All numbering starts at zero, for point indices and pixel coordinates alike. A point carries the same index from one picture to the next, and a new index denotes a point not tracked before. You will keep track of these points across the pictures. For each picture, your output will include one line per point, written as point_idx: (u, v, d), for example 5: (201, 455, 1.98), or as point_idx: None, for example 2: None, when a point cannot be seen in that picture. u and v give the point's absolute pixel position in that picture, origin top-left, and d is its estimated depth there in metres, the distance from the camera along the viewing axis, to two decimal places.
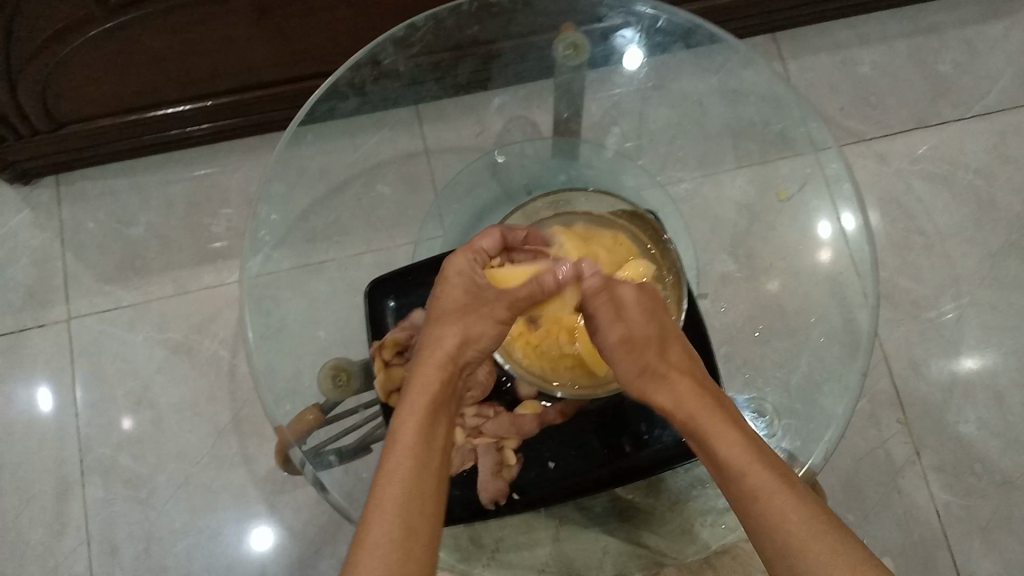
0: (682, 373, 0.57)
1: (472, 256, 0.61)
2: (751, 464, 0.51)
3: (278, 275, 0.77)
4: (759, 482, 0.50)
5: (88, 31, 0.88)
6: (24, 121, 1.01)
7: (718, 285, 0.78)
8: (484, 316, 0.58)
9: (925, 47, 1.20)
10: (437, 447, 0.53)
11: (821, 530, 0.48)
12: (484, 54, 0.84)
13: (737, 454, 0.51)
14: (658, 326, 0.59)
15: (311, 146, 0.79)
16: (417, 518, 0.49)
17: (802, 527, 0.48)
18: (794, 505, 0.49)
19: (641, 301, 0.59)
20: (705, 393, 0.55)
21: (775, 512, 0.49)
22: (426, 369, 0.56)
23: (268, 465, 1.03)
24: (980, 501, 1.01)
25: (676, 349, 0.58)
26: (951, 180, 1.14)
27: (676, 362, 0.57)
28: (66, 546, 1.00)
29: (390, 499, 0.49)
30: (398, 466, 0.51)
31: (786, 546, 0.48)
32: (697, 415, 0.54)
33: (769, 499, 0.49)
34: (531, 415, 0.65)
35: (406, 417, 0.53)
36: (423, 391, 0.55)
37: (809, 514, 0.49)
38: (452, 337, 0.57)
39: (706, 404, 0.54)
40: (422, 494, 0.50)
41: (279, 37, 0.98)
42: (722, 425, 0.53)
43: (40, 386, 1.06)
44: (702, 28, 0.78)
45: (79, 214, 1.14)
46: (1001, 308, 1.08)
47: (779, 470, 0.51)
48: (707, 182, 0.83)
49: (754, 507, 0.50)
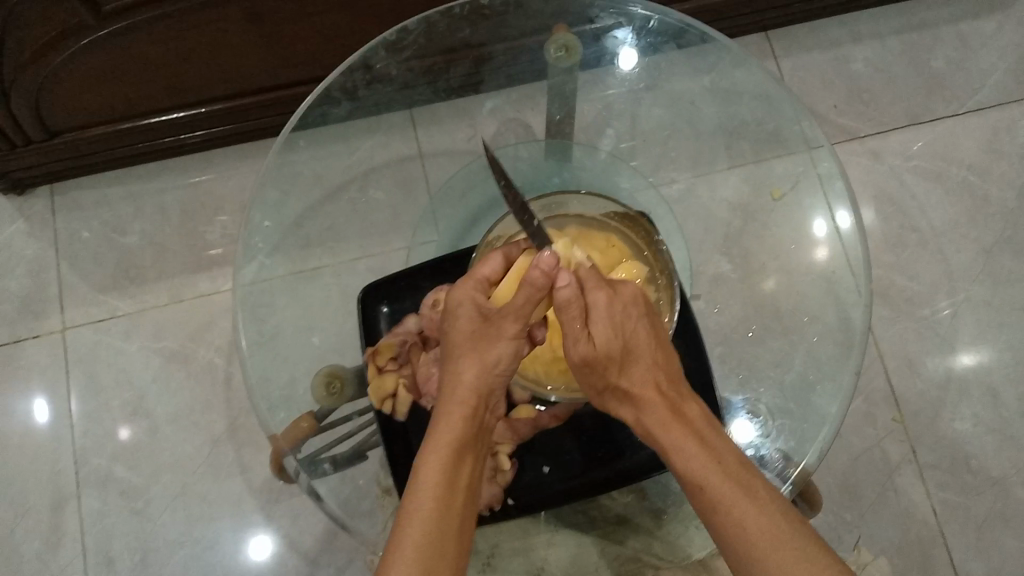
0: (648, 389, 0.56)
1: (472, 279, 0.58)
2: (711, 478, 0.52)
3: (272, 282, 0.76)
4: (718, 495, 0.52)
5: (79, 40, 0.88)
6: (17, 130, 1.01)
7: (711, 286, 0.79)
8: (501, 338, 0.55)
9: (917, 44, 1.20)
10: (460, 485, 0.53)
11: (781, 538, 0.50)
12: (476, 58, 0.83)
13: (698, 467, 0.53)
14: (630, 338, 0.56)
15: (305, 151, 0.80)
16: (439, 560, 0.50)
17: (761, 535, 0.50)
18: (756, 516, 0.51)
19: (606, 313, 0.55)
20: (665, 407, 0.56)
21: (738, 521, 0.51)
22: (449, 407, 0.55)
23: (265, 473, 1.03)
24: (978, 498, 1.01)
25: (642, 366, 0.57)
26: (944, 177, 1.14)
27: (639, 378, 0.57)
28: (62, 557, 1.00)
29: (411, 542, 0.50)
30: (419, 508, 0.51)
31: (746, 556, 0.50)
32: (659, 431, 0.55)
33: (730, 511, 0.51)
34: (524, 420, 0.64)
35: (428, 457, 0.53)
36: (450, 429, 0.54)
37: (770, 524, 0.50)
38: (473, 370, 0.56)
39: (666, 420, 0.55)
40: (441, 535, 0.51)
41: (271, 43, 0.98)
42: (684, 439, 0.54)
43: (36, 396, 1.06)
44: (694, 28, 0.77)
45: (72, 223, 1.13)
46: (996, 304, 1.08)
47: (740, 480, 0.52)
48: (700, 183, 0.86)
49: (715, 521, 0.52)
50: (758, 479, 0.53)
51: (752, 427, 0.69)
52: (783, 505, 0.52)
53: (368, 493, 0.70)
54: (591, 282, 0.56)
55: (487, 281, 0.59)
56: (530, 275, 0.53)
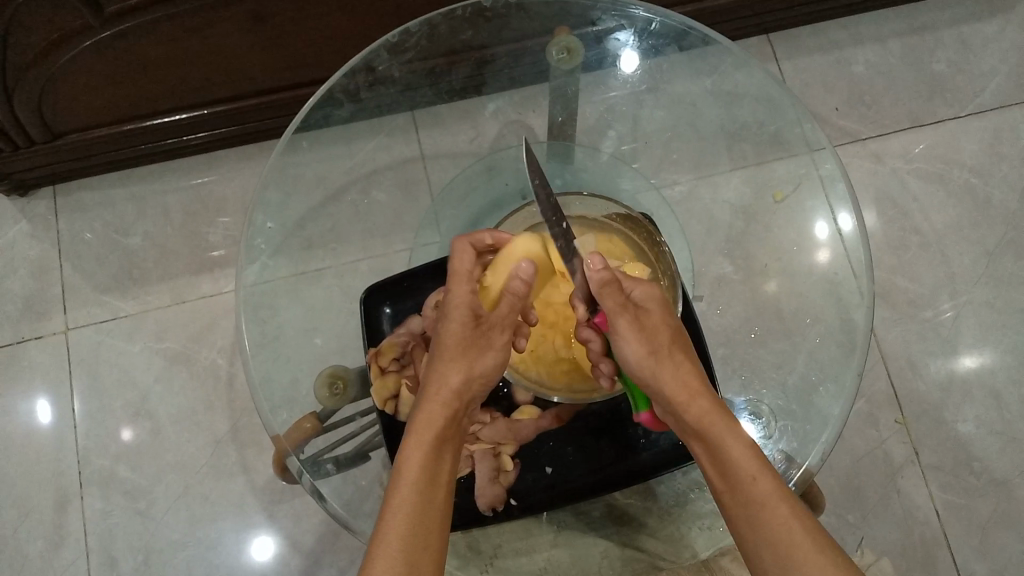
0: (692, 382, 0.56)
1: (464, 279, 0.59)
2: (759, 473, 0.52)
3: (274, 284, 0.77)
4: (764, 490, 0.52)
5: (82, 41, 0.88)
6: (20, 132, 1.01)
7: (713, 288, 0.81)
8: (491, 349, 0.58)
9: (919, 46, 1.20)
10: (443, 483, 0.53)
11: (818, 539, 0.50)
12: (478, 59, 0.85)
13: (742, 462, 0.53)
14: (674, 333, 0.58)
15: (308, 152, 0.80)
16: (422, 553, 0.49)
17: (797, 535, 0.50)
18: (797, 516, 0.50)
19: (653, 301, 0.58)
20: (715, 400, 0.56)
21: (776, 519, 0.50)
22: (434, 406, 0.55)
23: (267, 474, 1.03)
24: (980, 500, 1.01)
25: (684, 360, 0.57)
26: (946, 179, 1.14)
27: (684, 367, 0.57)
28: (65, 557, 1.00)
29: (395, 532, 0.49)
30: (403, 501, 0.51)
31: (783, 556, 0.49)
32: (704, 423, 0.55)
33: (774, 508, 0.51)
34: (528, 420, 0.66)
35: (411, 455, 0.53)
36: (434, 428, 0.54)
37: (809, 525, 0.50)
38: (460, 375, 0.57)
39: (716, 411, 0.55)
40: (424, 529, 0.50)
41: (274, 45, 0.98)
42: (727, 433, 0.54)
43: (39, 397, 1.06)
44: (696, 30, 0.77)
45: (75, 224, 1.13)
46: (998, 306, 1.08)
47: (777, 479, 0.53)
48: (702, 184, 0.85)
49: (756, 518, 0.51)
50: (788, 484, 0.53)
51: (754, 428, 0.69)
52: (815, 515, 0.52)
53: (371, 494, 0.70)
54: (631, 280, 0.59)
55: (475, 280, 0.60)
56: (512, 285, 0.58)
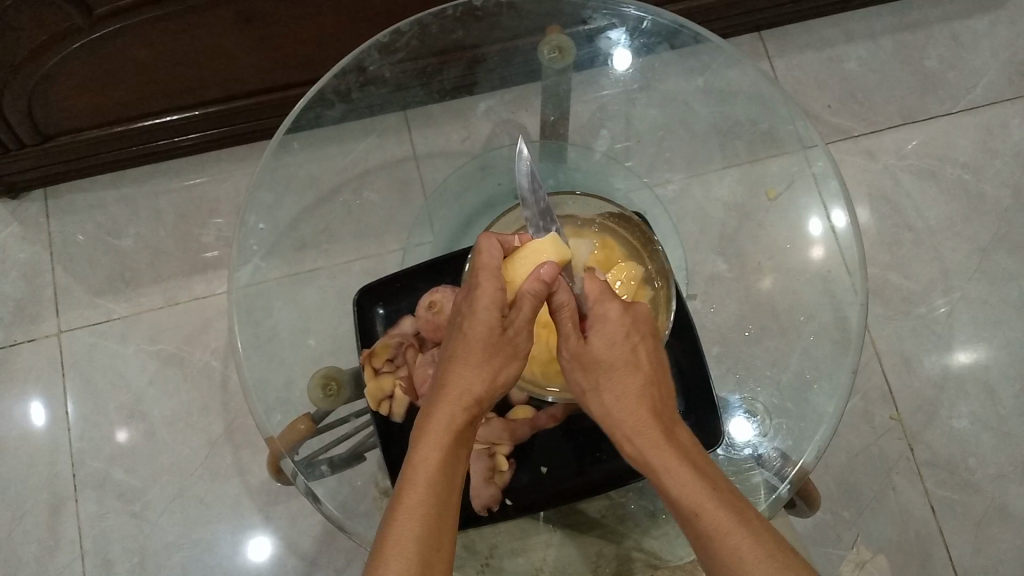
0: (641, 408, 0.56)
1: (494, 275, 0.57)
2: (706, 505, 0.50)
3: (267, 285, 0.76)
4: (714, 523, 0.50)
5: (71, 44, 0.87)
6: (10, 134, 1.01)
7: (707, 285, 0.78)
8: (513, 355, 0.57)
9: (911, 42, 1.21)
10: (456, 486, 0.53)
11: (776, 569, 0.48)
12: (470, 59, 0.84)
13: (692, 492, 0.51)
14: (632, 353, 0.57)
15: (300, 154, 0.79)
16: (434, 556, 0.49)
17: (757, 565, 0.48)
18: (750, 547, 0.49)
19: (614, 326, 0.57)
20: (656, 431, 0.54)
21: (732, 550, 0.49)
22: (452, 409, 0.54)
23: (262, 476, 1.03)
24: (975, 495, 1.01)
25: (638, 382, 0.57)
26: (939, 175, 1.15)
27: (628, 399, 0.56)
28: (60, 561, 0.99)
29: (407, 537, 0.49)
30: (417, 504, 0.50)
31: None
32: (651, 453, 0.53)
33: (724, 541, 0.49)
34: (523, 420, 0.65)
35: (428, 457, 0.52)
36: (450, 430, 0.54)
37: (766, 555, 0.49)
38: (481, 381, 0.56)
39: (658, 443, 0.54)
40: (437, 532, 0.50)
41: (264, 46, 0.97)
42: (677, 463, 0.52)
43: (33, 401, 1.05)
44: (687, 29, 0.78)
45: (67, 226, 1.13)
46: (992, 302, 1.09)
47: (736, 507, 0.51)
48: (695, 183, 0.83)
49: (712, 549, 0.50)
50: (751, 509, 0.51)
51: (750, 427, 0.70)
52: (780, 538, 0.50)
53: (366, 494, 0.70)
54: (607, 299, 0.58)
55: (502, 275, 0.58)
56: (532, 285, 0.56)
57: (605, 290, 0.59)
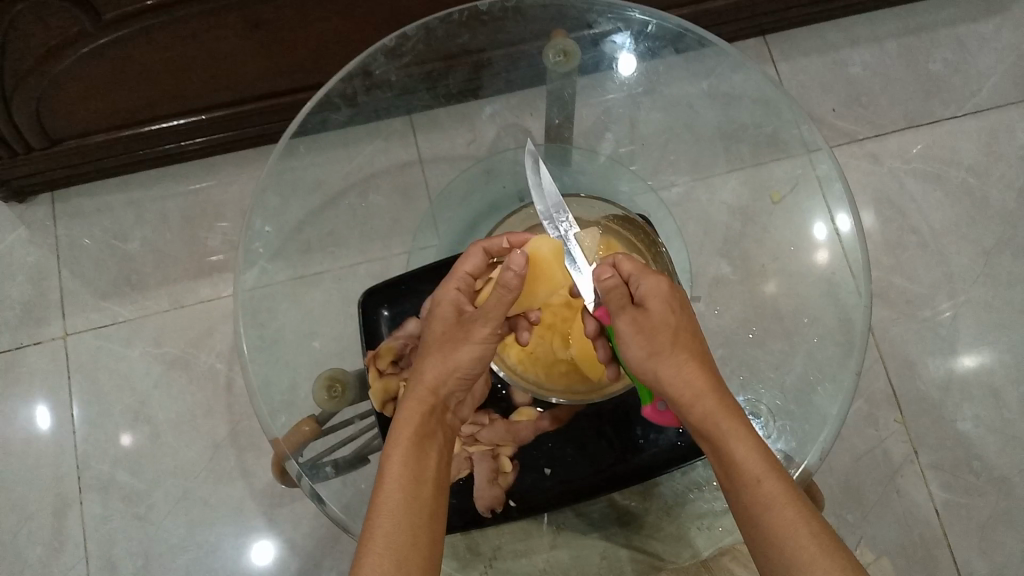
0: (707, 372, 0.56)
1: (456, 278, 0.60)
2: (767, 474, 0.51)
3: (273, 288, 0.77)
4: (772, 492, 0.50)
5: (80, 48, 0.88)
6: (18, 138, 1.01)
7: (711, 289, 0.78)
8: (467, 339, 0.57)
9: (915, 46, 1.21)
10: (427, 476, 0.53)
11: (830, 545, 0.48)
12: (475, 63, 0.84)
13: (754, 461, 0.51)
14: (688, 323, 0.57)
15: (306, 156, 0.80)
16: (407, 552, 0.49)
17: (812, 539, 0.48)
18: (803, 520, 0.49)
19: (668, 293, 0.56)
20: (727, 398, 0.54)
21: (788, 522, 0.49)
22: (412, 403, 0.56)
23: (266, 479, 1.03)
24: (980, 499, 1.01)
25: (701, 349, 0.57)
26: (943, 179, 1.15)
27: (695, 362, 0.55)
28: (64, 563, 1.00)
29: (381, 534, 0.49)
30: (387, 500, 0.51)
31: (794, 559, 0.48)
32: (718, 417, 0.53)
33: (780, 512, 0.50)
34: (526, 422, 0.66)
35: (393, 453, 0.53)
36: (411, 424, 0.55)
37: (816, 530, 0.49)
38: (436, 369, 0.56)
39: (727, 409, 0.54)
40: (410, 527, 0.50)
41: (270, 50, 0.98)
42: (742, 431, 0.53)
43: (38, 404, 1.06)
44: (692, 33, 0.78)
45: (74, 230, 1.14)
46: (997, 306, 1.09)
47: (789, 481, 0.51)
48: (700, 186, 0.86)
49: (764, 519, 0.50)
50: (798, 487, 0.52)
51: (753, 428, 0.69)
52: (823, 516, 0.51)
53: (370, 497, 0.69)
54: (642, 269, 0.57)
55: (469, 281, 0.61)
56: (504, 277, 0.56)
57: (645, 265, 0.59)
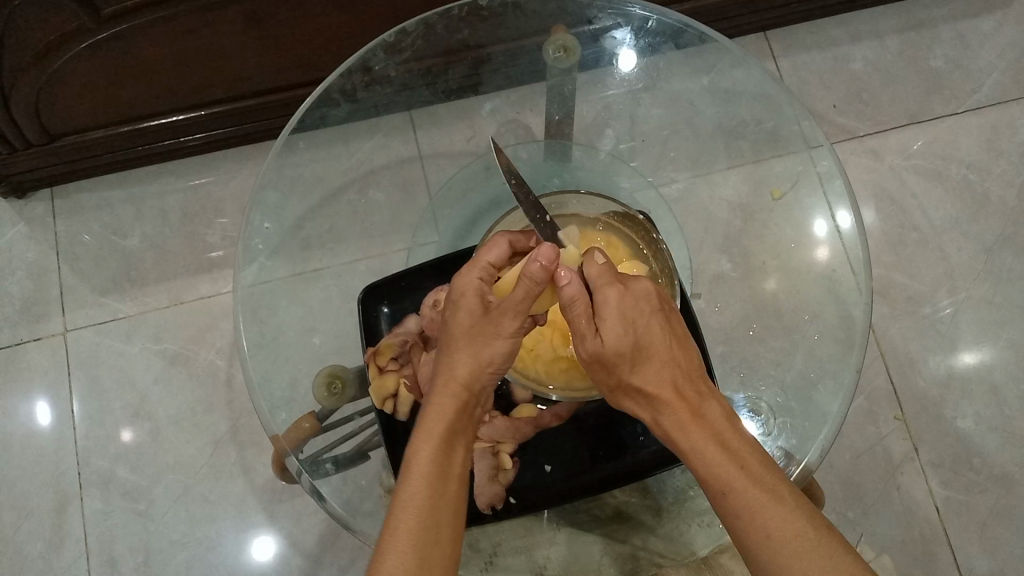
0: (663, 389, 0.55)
1: (482, 268, 0.58)
2: (732, 484, 0.51)
3: (273, 284, 0.77)
4: (742, 502, 0.51)
5: (79, 44, 0.88)
6: (17, 133, 1.01)
7: (712, 285, 0.80)
8: (499, 336, 0.56)
9: (916, 42, 1.20)
10: (453, 473, 0.53)
11: (808, 548, 0.49)
12: (474, 59, 0.84)
13: (719, 474, 0.52)
14: (643, 336, 0.55)
15: (305, 153, 0.79)
16: (432, 549, 0.50)
17: (785, 547, 0.49)
18: (777, 525, 0.50)
19: (618, 311, 0.55)
20: (684, 410, 0.55)
21: (761, 532, 0.50)
22: (444, 396, 0.56)
23: (266, 474, 1.03)
24: (980, 496, 1.01)
25: (655, 364, 0.56)
26: (945, 175, 1.14)
27: (654, 380, 0.55)
28: (65, 559, 1.00)
29: (406, 529, 0.50)
30: (412, 495, 0.51)
31: (771, 566, 0.49)
32: (677, 435, 0.54)
33: (750, 521, 0.50)
34: (527, 419, 0.66)
35: (420, 447, 0.53)
36: (440, 418, 0.55)
37: (793, 534, 0.49)
38: (467, 365, 0.56)
39: (686, 423, 0.54)
40: (437, 523, 0.50)
41: (270, 45, 0.98)
42: (705, 444, 0.53)
43: (38, 400, 1.06)
44: (693, 28, 0.77)
45: (73, 226, 1.13)
46: (997, 303, 1.08)
47: (764, 486, 0.51)
48: (701, 182, 0.85)
49: (739, 528, 0.51)
50: (781, 483, 0.52)
51: (754, 425, 0.69)
52: (809, 512, 0.50)
53: (370, 494, 0.69)
54: (603, 280, 0.56)
55: (492, 271, 0.59)
56: (528, 269, 0.54)
57: (604, 271, 0.57)
